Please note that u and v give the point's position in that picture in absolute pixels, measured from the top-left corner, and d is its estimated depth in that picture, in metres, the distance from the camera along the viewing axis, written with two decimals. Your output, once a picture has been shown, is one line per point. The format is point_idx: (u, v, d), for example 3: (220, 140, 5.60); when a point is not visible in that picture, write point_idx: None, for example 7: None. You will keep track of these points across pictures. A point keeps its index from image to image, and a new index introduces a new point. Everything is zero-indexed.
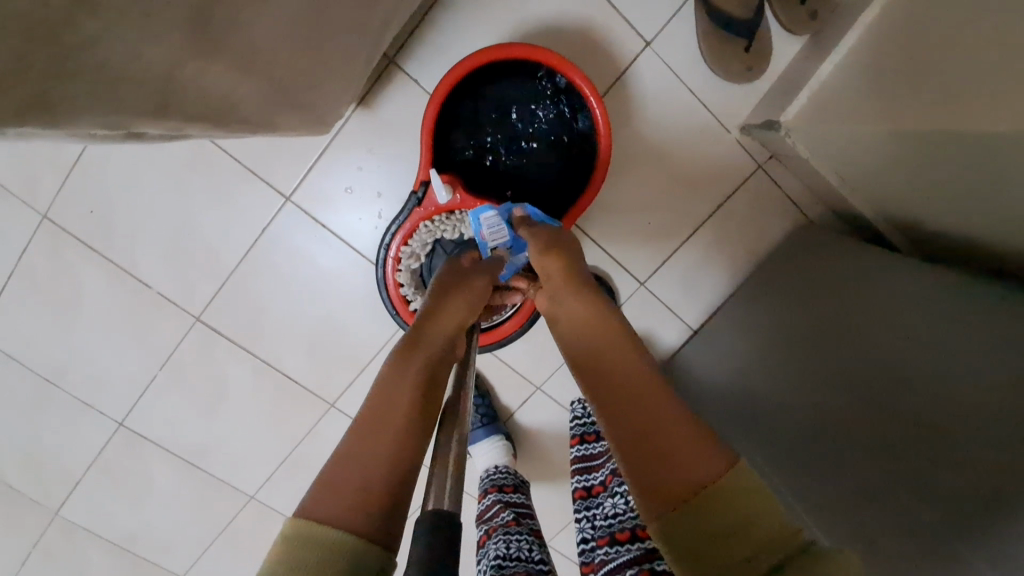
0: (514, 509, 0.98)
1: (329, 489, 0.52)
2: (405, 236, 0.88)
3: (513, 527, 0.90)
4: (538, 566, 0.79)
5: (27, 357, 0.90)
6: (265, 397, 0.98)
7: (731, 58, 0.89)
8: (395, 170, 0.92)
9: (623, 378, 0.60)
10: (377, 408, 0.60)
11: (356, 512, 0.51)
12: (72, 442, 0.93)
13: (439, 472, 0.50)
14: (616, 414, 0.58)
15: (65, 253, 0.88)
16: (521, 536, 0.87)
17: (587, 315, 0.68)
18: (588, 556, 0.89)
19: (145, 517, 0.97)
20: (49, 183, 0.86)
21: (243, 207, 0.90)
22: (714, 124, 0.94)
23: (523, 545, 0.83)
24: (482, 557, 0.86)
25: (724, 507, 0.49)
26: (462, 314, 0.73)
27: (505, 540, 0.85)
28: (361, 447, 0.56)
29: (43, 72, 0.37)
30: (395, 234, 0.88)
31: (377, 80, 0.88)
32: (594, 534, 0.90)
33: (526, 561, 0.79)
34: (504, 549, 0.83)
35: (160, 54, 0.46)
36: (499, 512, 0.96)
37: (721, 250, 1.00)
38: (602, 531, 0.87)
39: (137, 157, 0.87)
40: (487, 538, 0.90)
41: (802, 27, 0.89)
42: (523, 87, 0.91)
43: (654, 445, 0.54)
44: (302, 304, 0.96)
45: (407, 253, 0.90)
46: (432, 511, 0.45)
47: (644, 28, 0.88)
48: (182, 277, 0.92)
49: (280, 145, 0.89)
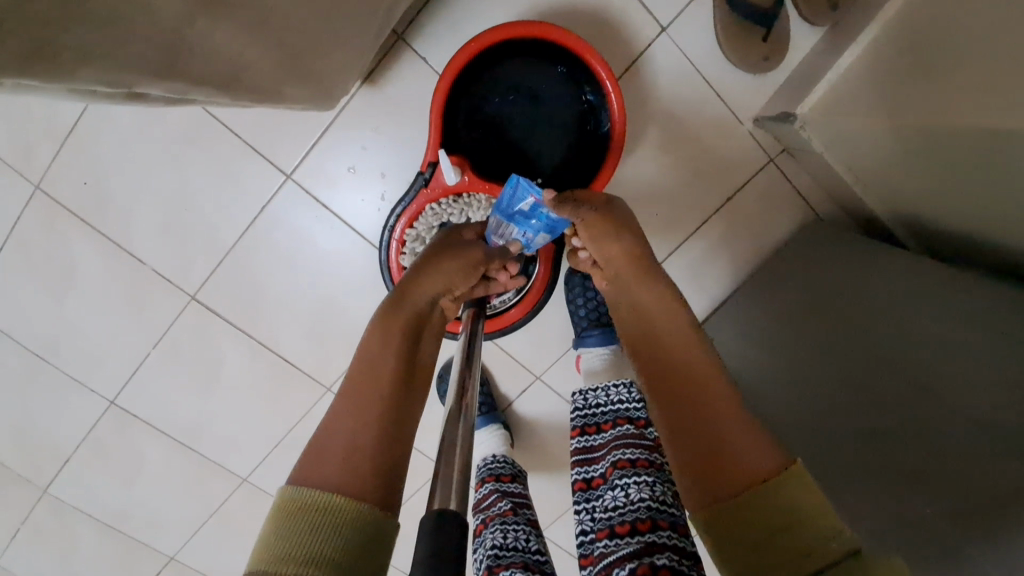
0: (516, 502, 0.75)
1: (316, 455, 0.46)
2: (411, 216, 0.73)
3: (512, 516, 0.71)
4: (535, 558, 0.64)
5: (18, 332, 0.88)
6: (261, 379, 0.94)
7: (747, 49, 0.81)
8: (402, 150, 0.82)
9: (673, 355, 0.57)
10: (361, 377, 0.53)
11: (354, 479, 0.45)
12: (64, 420, 0.93)
13: (447, 464, 0.40)
14: (664, 396, 0.55)
15: (64, 229, 0.83)
16: (518, 525, 0.69)
17: (646, 289, 0.62)
18: (591, 552, 0.62)
19: (135, 495, 0.99)
20: (44, 152, 0.79)
21: (244, 183, 0.82)
22: (727, 114, 0.86)
23: (519, 533, 0.67)
24: (476, 548, 0.69)
25: (788, 504, 0.44)
26: (449, 276, 0.64)
27: (502, 529, 0.68)
28: (351, 415, 0.50)
29: (35, 26, 0.29)
30: (400, 217, 0.72)
31: (385, 56, 0.77)
32: (594, 528, 0.63)
33: (523, 551, 0.64)
34: (500, 537, 0.66)
35: (169, 10, 0.37)
36: (495, 502, 0.75)
37: (731, 244, 0.92)
38: (600, 522, 0.62)
39: (128, 132, 0.79)
40: (481, 529, 0.71)
41: (823, 18, 0.81)
42: (545, 58, 0.75)
43: (708, 430, 0.50)
44: (301, 286, 0.89)
45: (413, 237, 0.75)
46: (438, 510, 0.35)
47: (662, 11, 0.79)
48: (178, 254, 0.85)
49: (284, 120, 0.80)
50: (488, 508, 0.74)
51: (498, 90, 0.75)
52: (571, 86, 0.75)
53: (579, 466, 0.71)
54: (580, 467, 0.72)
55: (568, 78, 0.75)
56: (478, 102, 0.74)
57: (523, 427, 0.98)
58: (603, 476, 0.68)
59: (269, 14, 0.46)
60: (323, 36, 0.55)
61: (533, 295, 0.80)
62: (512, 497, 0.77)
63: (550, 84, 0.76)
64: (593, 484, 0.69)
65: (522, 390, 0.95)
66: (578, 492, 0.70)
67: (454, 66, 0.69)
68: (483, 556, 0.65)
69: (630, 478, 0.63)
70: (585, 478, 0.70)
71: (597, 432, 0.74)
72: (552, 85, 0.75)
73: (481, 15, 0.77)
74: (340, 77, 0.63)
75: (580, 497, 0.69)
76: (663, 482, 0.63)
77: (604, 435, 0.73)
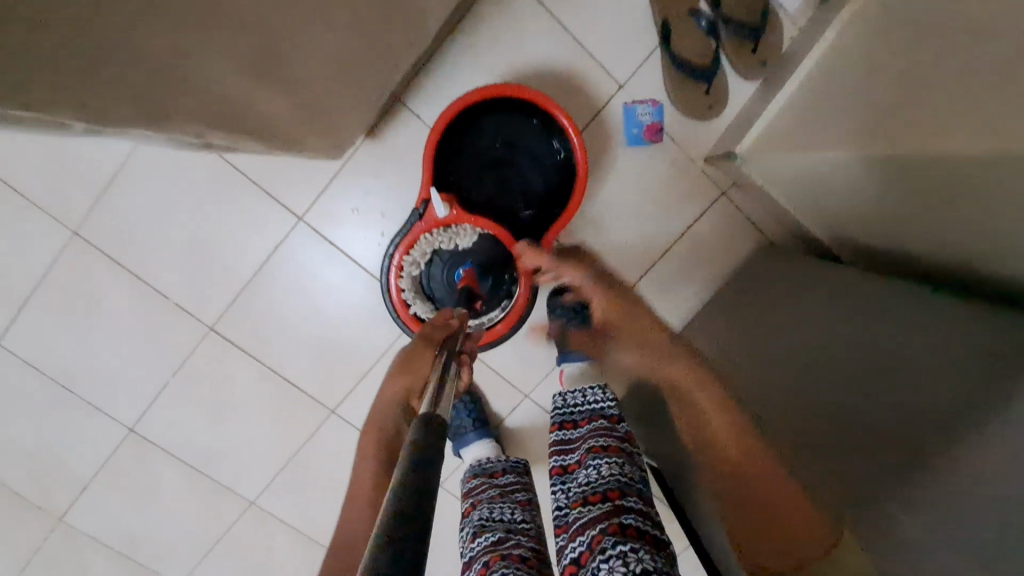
0: (505, 487, 0.78)
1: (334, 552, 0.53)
2: (408, 245, 0.78)
3: (499, 497, 0.75)
4: (520, 526, 0.68)
5: (45, 365, 0.96)
6: (271, 402, 1.02)
7: (690, 99, 0.91)
8: (400, 193, 0.94)
9: (718, 436, 0.64)
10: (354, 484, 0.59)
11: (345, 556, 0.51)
12: (86, 447, 1.01)
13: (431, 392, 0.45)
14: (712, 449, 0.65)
15: (96, 269, 0.92)
16: (504, 504, 0.73)
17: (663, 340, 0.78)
18: (565, 523, 0.68)
19: (147, 519, 1.06)
20: (81, 201, 0.89)
21: (261, 224, 0.93)
22: (681, 155, 0.95)
23: (506, 509, 0.71)
24: (464, 524, 0.72)
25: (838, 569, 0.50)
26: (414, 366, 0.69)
27: (489, 505, 0.72)
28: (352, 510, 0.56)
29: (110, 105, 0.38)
30: (397, 247, 0.78)
31: (385, 114, 0.90)
32: (568, 502, 0.70)
33: (508, 522, 0.68)
34: (487, 512, 0.71)
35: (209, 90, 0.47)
36: (485, 487, 0.79)
37: (696, 270, 1.01)
38: (574, 497, 0.69)
39: (157, 180, 0.90)
40: (470, 508, 0.75)
41: (755, 73, 0.89)
42: (523, 108, 0.86)
43: (754, 494, 0.58)
44: (306, 316, 0.98)
45: (409, 264, 0.80)
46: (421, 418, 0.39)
47: (619, 70, 0.90)
48: (197, 289, 0.95)
49: (296, 168, 0.91)
50: (476, 493, 0.77)
51: (485, 138, 0.87)
52: (545, 133, 0.87)
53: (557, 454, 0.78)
54: (558, 456, 0.79)
55: (542, 127, 0.87)
56: (467, 151, 0.86)
57: (512, 442, 1.05)
58: (578, 462, 0.74)
59: (278, 89, 0.56)
60: (325, 103, 0.65)
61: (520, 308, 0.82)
62: (500, 482, 0.80)
63: (527, 132, 0.87)
64: (569, 469, 0.75)
65: (512, 407, 1.03)
66: (555, 476, 0.76)
67: (443, 119, 0.80)
68: (469, 528, 0.70)
69: (601, 460, 0.70)
70: (562, 465, 0.77)
71: (574, 426, 0.82)
72: (529, 134, 0.87)
73: (464, 79, 0.89)
74: (342, 135, 0.74)
75: (557, 480, 0.75)
76: (631, 464, 0.70)
77: (580, 429, 0.80)
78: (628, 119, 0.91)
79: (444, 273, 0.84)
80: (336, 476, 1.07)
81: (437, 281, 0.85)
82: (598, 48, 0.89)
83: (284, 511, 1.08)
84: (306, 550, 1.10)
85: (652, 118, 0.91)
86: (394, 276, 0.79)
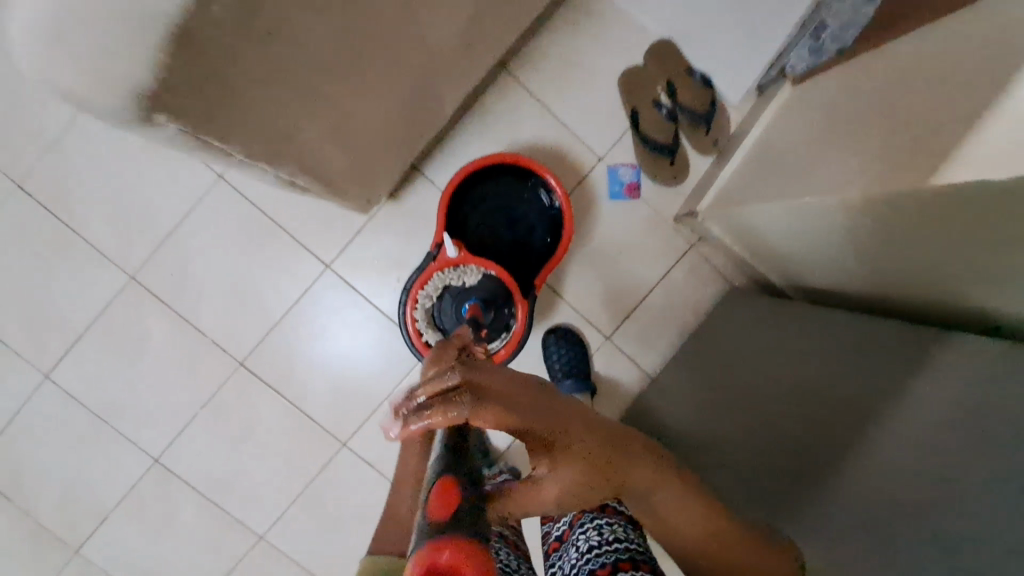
0: None
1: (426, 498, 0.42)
2: (422, 281, 0.91)
3: None
4: None
5: (88, 397, 1.06)
6: (289, 434, 1.11)
7: (659, 170, 1.07)
8: (413, 244, 1.07)
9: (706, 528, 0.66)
10: None
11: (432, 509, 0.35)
12: (115, 476, 1.09)
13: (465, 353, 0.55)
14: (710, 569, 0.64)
15: (146, 310, 1.05)
16: None
17: None
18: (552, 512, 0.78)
19: (163, 549, 1.12)
20: (142, 250, 1.03)
21: (292, 270, 1.06)
22: (654, 216, 1.09)
23: None
24: None
25: None
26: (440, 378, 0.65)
27: None
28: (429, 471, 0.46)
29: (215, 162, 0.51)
30: (413, 283, 0.90)
31: (404, 180, 1.06)
32: None
33: None
34: None
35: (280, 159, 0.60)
36: None
37: (674, 316, 1.12)
38: None
39: (205, 233, 1.03)
40: None
41: (709, 150, 1.07)
42: (519, 175, 1.03)
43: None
44: (326, 354, 1.10)
45: (422, 298, 0.92)
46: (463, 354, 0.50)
47: (599, 146, 1.07)
48: (232, 329, 1.07)
49: (326, 223, 1.05)
50: None
51: (487, 197, 1.03)
52: (538, 194, 1.03)
53: None
54: None
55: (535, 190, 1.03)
56: (472, 207, 1.02)
57: None
58: None
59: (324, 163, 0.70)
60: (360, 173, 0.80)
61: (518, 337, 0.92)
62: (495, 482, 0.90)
63: (522, 194, 1.04)
64: None
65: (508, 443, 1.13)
66: None
67: (455, 180, 0.97)
68: None
69: None
70: None
71: None
72: (524, 194, 1.03)
73: (470, 150, 1.05)
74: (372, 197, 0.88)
75: None
76: None
77: None
78: (612, 178, 1.07)
79: (451, 308, 0.92)
80: (342, 511, 1.13)
81: (445, 315, 0.93)
82: (581, 128, 1.06)
83: (291, 546, 1.13)
84: None
85: (631, 178, 1.07)
86: (410, 309, 0.91)
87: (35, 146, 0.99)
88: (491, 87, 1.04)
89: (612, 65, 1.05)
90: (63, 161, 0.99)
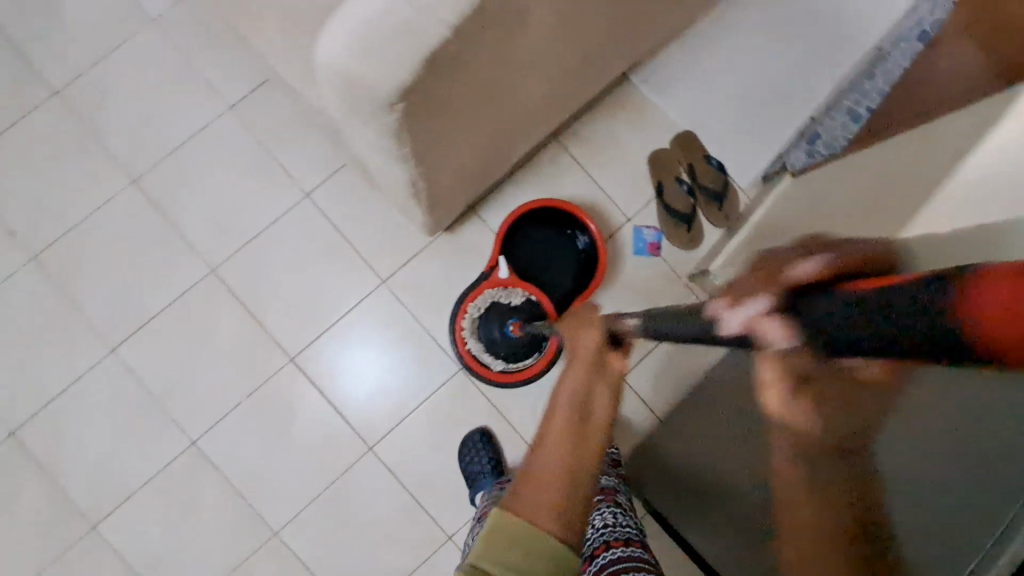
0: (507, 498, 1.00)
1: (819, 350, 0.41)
2: (474, 294, 1.06)
3: None
4: None
5: (147, 374, 1.16)
6: (322, 433, 1.19)
7: (677, 235, 1.25)
8: (460, 270, 1.21)
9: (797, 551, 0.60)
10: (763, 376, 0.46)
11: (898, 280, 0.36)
12: (152, 454, 1.16)
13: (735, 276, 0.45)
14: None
15: (218, 300, 1.17)
16: None
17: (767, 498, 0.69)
18: None
19: (177, 535, 1.16)
20: (227, 248, 1.18)
21: (353, 282, 1.20)
22: (671, 273, 1.26)
23: None
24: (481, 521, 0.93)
25: None
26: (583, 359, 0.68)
27: None
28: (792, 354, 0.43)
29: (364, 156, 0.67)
30: (466, 295, 1.06)
31: (461, 218, 1.22)
32: None
33: None
34: None
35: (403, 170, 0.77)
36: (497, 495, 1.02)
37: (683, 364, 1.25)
38: None
39: (285, 240, 1.18)
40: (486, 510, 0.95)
41: (721, 222, 1.25)
42: (565, 219, 1.18)
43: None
44: (368, 360, 1.21)
45: (471, 309, 1.08)
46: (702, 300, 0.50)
47: (629, 209, 1.26)
48: (290, 327, 1.19)
49: (389, 244, 1.20)
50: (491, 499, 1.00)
51: (536, 232, 1.18)
52: (578, 238, 1.18)
53: None
54: None
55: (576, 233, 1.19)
56: (521, 239, 1.17)
57: None
58: None
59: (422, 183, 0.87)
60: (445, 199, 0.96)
61: (549, 354, 1.06)
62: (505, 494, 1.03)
63: (565, 235, 1.19)
64: None
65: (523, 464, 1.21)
66: None
67: (512, 215, 1.12)
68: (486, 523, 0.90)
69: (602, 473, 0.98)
70: None
71: None
72: (567, 235, 1.19)
73: (520, 199, 1.23)
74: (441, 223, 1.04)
75: None
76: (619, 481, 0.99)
77: None
78: (636, 236, 1.25)
79: (495, 325, 1.08)
80: (356, 517, 1.18)
81: (488, 331, 1.09)
82: (615, 194, 1.26)
83: (303, 546, 1.17)
84: None
85: (653, 239, 1.25)
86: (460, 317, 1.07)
87: (158, 151, 1.17)
88: (544, 151, 1.24)
89: (644, 145, 1.26)
90: (179, 167, 1.17)
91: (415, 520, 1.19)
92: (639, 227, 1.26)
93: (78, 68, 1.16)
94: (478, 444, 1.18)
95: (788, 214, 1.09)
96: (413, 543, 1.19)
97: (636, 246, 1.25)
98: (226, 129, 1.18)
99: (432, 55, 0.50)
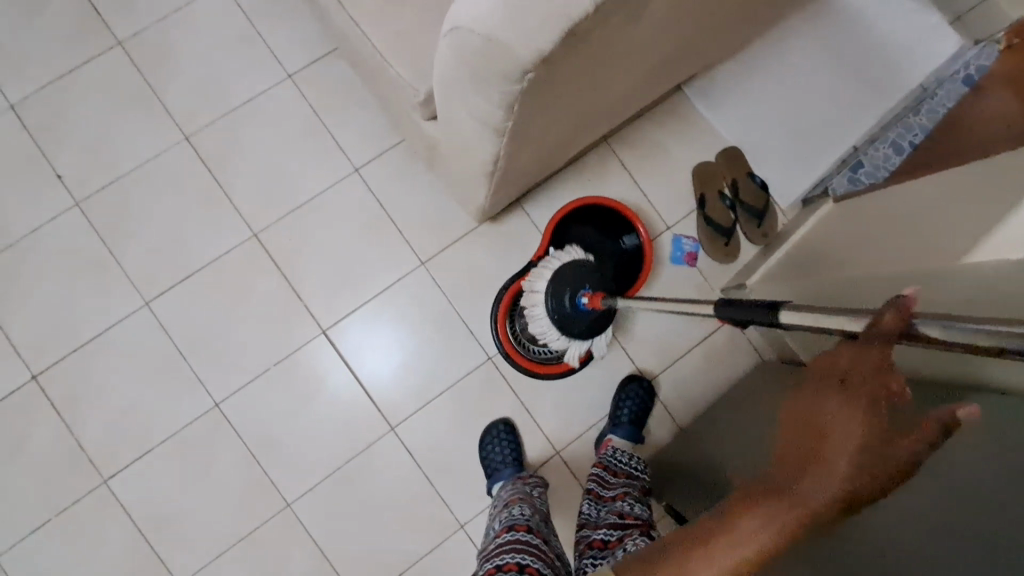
0: (532, 497, 0.99)
1: None
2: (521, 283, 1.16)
3: (530, 505, 0.94)
4: (544, 530, 0.88)
5: (177, 332, 1.15)
6: (345, 407, 1.18)
7: (715, 248, 1.27)
8: (501, 260, 1.22)
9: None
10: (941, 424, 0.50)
11: None
12: (173, 412, 1.15)
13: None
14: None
15: (257, 265, 1.17)
16: (533, 511, 0.92)
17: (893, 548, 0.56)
18: (590, 523, 0.91)
19: (187, 498, 1.14)
20: (272, 215, 1.18)
21: (393, 261, 1.20)
22: (704, 285, 1.27)
23: (534, 515, 0.90)
24: (504, 512, 0.93)
25: None
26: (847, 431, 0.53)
27: (527, 509, 0.92)
28: None
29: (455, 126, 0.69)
30: (512, 284, 1.16)
31: (507, 208, 1.22)
32: (596, 520, 0.91)
33: (533, 522, 0.88)
34: (523, 514, 0.90)
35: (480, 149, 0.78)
36: (520, 490, 1.01)
37: (709, 376, 1.26)
38: (607, 521, 0.88)
39: (329, 212, 1.19)
40: (510, 503, 0.95)
41: (758, 240, 1.27)
42: (618, 215, 1.20)
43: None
44: (399, 339, 1.20)
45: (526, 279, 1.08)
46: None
47: (670, 218, 1.28)
48: (325, 298, 1.19)
49: (432, 228, 1.21)
50: (516, 492, 1.00)
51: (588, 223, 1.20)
52: (625, 236, 1.21)
53: (597, 483, 1.00)
54: (597, 486, 1.00)
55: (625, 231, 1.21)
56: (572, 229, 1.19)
57: None
58: (613, 496, 0.96)
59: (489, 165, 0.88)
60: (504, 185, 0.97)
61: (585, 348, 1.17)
62: (529, 491, 1.02)
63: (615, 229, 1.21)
64: (602, 500, 0.96)
65: (543, 460, 1.21)
66: (588, 497, 0.99)
67: (565, 211, 1.17)
68: (509, 519, 0.89)
69: (638, 502, 0.93)
70: (598, 492, 0.99)
71: (615, 475, 1.03)
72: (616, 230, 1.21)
73: (566, 196, 1.25)
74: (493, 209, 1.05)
75: (588, 503, 0.97)
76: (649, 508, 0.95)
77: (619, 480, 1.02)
78: (675, 244, 1.27)
79: (565, 294, 1.06)
80: (371, 496, 1.18)
81: (555, 300, 1.06)
82: (658, 201, 1.28)
83: (315, 521, 1.16)
84: (316, 571, 1.15)
85: (691, 249, 1.27)
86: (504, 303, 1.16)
87: (214, 111, 1.17)
88: (593, 151, 1.26)
89: (691, 157, 1.29)
90: (233, 130, 1.18)
91: (430, 505, 1.19)
92: (678, 237, 1.27)
93: (143, 22, 1.17)
94: (500, 435, 1.18)
95: (826, 236, 1.11)
96: (425, 527, 1.18)
97: (674, 254, 1.26)
98: (284, 97, 1.19)
99: (571, 24, 0.49)
